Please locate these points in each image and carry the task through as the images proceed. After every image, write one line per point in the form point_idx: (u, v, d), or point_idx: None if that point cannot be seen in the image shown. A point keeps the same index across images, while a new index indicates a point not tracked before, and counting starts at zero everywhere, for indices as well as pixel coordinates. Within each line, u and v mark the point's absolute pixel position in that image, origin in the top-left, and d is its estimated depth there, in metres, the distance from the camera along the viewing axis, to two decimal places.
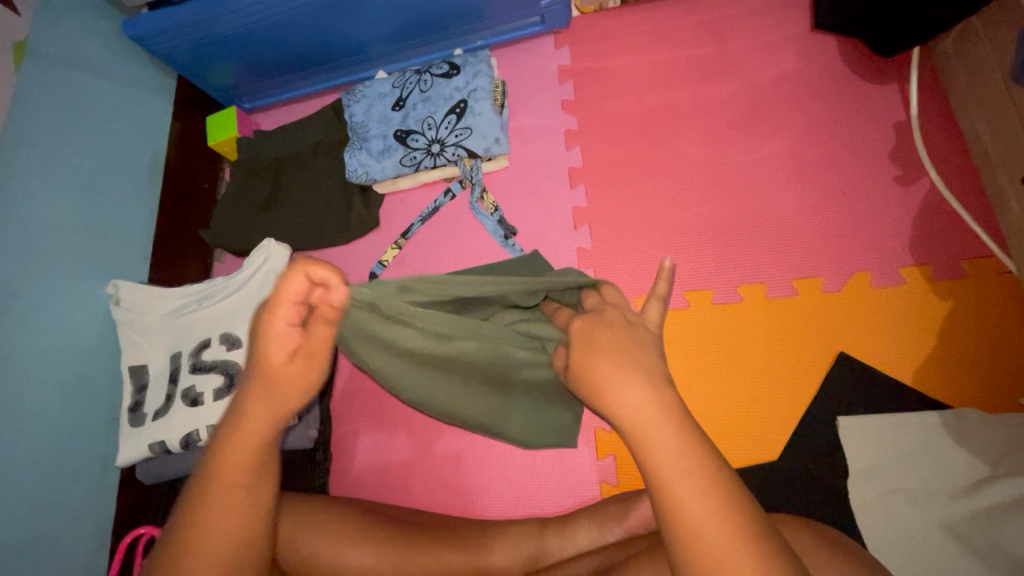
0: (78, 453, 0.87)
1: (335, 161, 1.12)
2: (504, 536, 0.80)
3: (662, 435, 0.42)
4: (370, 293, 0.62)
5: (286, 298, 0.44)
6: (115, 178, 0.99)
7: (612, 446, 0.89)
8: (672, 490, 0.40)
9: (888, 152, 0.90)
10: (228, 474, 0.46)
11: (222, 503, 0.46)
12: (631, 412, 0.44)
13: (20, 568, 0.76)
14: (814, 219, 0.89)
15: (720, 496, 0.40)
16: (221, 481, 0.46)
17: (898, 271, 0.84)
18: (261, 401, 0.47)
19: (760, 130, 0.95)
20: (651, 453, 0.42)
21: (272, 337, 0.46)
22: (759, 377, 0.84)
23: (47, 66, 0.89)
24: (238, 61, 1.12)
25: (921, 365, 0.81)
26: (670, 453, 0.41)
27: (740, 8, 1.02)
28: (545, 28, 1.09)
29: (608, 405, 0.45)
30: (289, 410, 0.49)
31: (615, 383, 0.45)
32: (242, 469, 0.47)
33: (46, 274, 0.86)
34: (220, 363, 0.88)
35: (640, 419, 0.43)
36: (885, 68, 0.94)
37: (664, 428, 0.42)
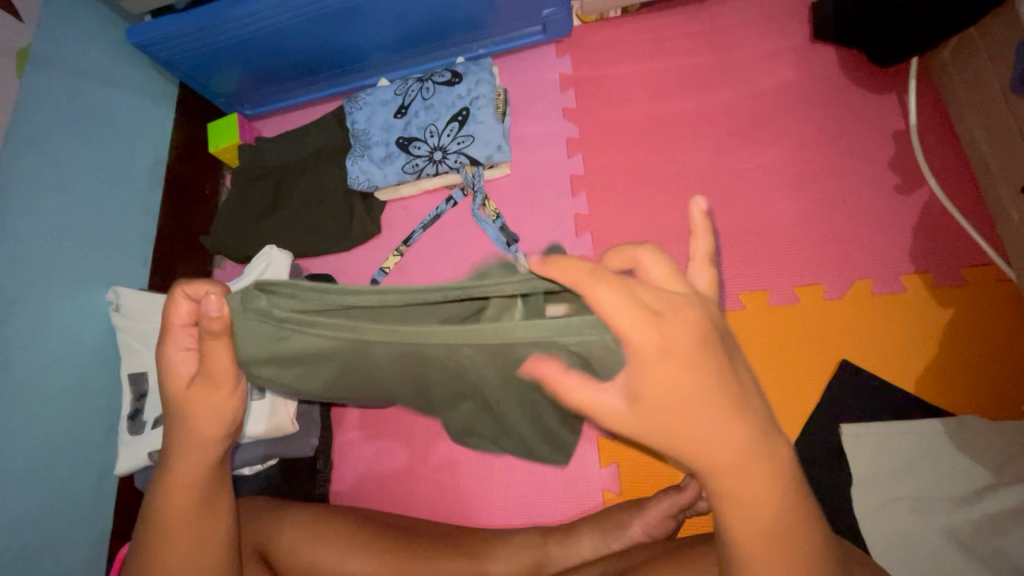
0: (76, 462, 0.86)
1: (337, 168, 1.12)
2: (507, 545, 0.79)
3: (742, 481, 0.41)
4: (241, 300, 0.50)
5: (177, 324, 0.52)
6: (115, 185, 0.99)
7: (614, 454, 0.88)
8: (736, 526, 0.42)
9: (888, 161, 0.90)
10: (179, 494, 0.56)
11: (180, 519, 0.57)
12: (715, 464, 0.40)
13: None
14: (815, 226, 0.89)
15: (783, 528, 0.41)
16: (172, 496, 0.56)
17: (899, 279, 0.85)
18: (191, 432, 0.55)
19: (760, 138, 0.96)
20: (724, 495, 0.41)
21: (174, 365, 0.53)
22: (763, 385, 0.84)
23: (50, 73, 0.89)
24: (240, 68, 1.12)
25: (923, 372, 0.81)
26: (746, 493, 0.41)
27: (739, 18, 1.03)
28: (547, 37, 1.10)
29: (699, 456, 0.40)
30: (216, 436, 0.55)
31: (700, 435, 0.39)
32: (189, 483, 0.56)
33: (45, 281, 0.85)
34: None
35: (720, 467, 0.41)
36: (883, 78, 0.95)
37: (749, 476, 0.41)
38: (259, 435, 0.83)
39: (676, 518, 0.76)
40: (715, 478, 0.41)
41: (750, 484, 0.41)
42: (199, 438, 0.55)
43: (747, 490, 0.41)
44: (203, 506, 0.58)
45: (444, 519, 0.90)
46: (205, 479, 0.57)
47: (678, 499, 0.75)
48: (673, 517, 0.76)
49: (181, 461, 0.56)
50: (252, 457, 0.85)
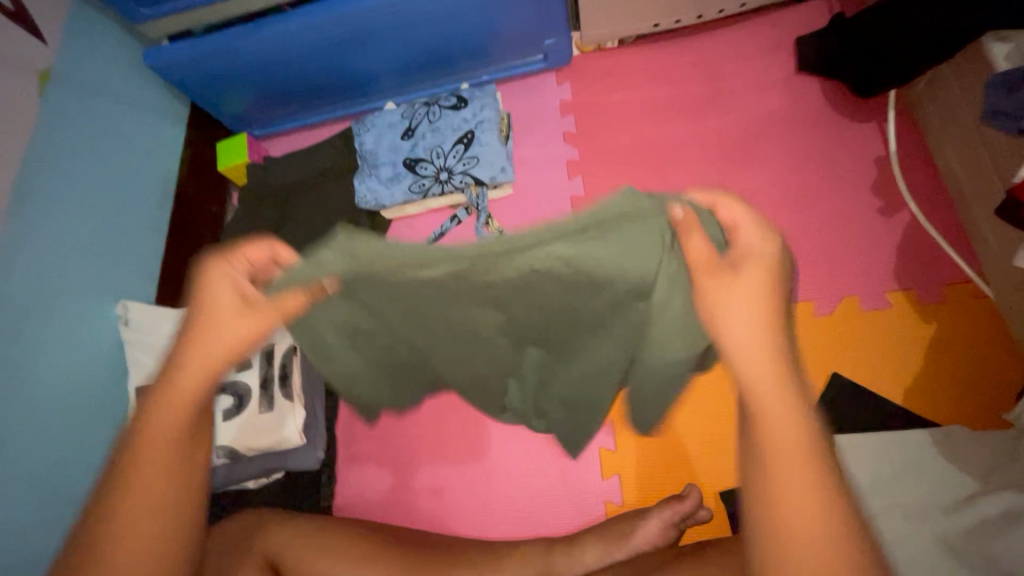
0: (80, 476, 0.86)
1: (345, 188, 1.15)
2: (510, 556, 0.80)
3: (782, 408, 0.43)
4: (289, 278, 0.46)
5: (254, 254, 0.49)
6: (128, 200, 1.01)
7: (616, 466, 0.90)
8: (771, 468, 0.42)
9: (871, 185, 0.96)
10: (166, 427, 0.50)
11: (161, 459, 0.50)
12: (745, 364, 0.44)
13: None
14: (805, 246, 0.94)
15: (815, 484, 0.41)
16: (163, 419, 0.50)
17: (885, 296, 0.89)
18: (204, 349, 0.50)
19: (750, 163, 1.01)
20: (765, 420, 0.43)
21: (228, 285, 0.50)
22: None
23: (69, 93, 0.93)
24: (251, 91, 1.16)
25: (909, 384, 0.85)
26: (782, 427, 0.42)
27: (730, 50, 1.09)
28: (547, 65, 1.16)
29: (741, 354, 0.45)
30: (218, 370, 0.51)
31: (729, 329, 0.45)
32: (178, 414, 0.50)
33: (58, 292, 0.87)
34: (231, 383, 0.89)
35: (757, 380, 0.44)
36: (865, 107, 1.01)
37: (786, 402, 0.43)
38: (267, 447, 0.85)
39: (677, 527, 0.78)
40: (762, 412, 0.43)
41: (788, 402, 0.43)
42: (206, 366, 0.50)
43: (783, 421, 0.42)
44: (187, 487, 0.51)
45: (449, 532, 0.90)
46: (181, 449, 0.51)
47: (679, 508, 0.77)
48: (674, 527, 0.77)
49: (168, 401, 0.50)
50: (259, 468, 0.86)
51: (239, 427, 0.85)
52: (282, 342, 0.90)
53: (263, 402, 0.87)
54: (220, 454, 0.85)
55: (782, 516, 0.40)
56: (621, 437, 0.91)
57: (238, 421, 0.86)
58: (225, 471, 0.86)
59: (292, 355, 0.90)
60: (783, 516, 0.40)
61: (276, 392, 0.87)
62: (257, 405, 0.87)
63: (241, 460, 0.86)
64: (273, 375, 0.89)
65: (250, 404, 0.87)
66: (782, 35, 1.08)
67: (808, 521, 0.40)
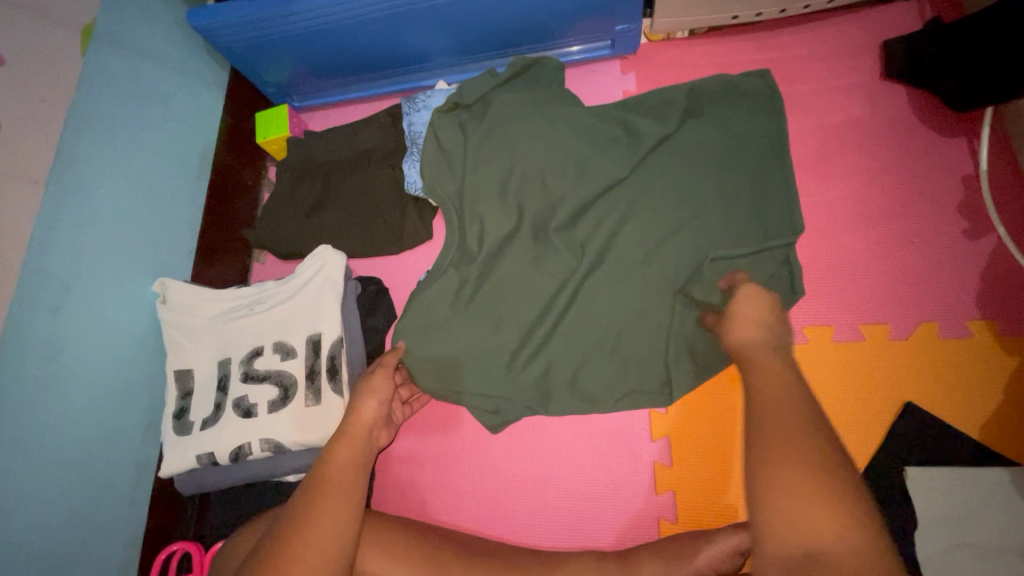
0: (118, 459, 0.84)
1: (389, 170, 1.09)
2: (562, 570, 0.78)
3: (796, 490, 0.51)
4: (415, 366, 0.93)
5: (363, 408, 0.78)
6: (166, 171, 0.96)
7: (671, 482, 0.87)
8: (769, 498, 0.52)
9: (956, 205, 0.91)
10: (339, 474, 0.72)
11: (336, 493, 0.70)
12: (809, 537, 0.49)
13: None
14: (883, 266, 0.90)
15: (831, 492, 0.50)
16: (328, 477, 0.72)
17: (966, 324, 0.85)
18: (349, 440, 0.76)
19: (828, 172, 0.97)
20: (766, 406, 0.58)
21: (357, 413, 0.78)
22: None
23: (111, 51, 0.87)
24: (297, 62, 1.09)
25: (990, 418, 0.81)
26: (797, 487, 0.51)
27: (809, 50, 1.04)
28: (614, 52, 1.10)
29: (816, 535, 0.48)
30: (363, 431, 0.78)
31: (799, 522, 0.50)
32: (346, 462, 0.74)
33: (95, 270, 0.83)
34: (275, 373, 0.85)
35: (807, 505, 0.50)
36: (955, 121, 0.95)
37: (817, 516, 0.49)
38: (312, 442, 0.82)
39: (743, 555, 0.75)
40: (767, 502, 0.52)
41: (804, 501, 0.50)
42: (361, 439, 0.76)
43: (790, 516, 0.50)
44: (357, 467, 0.74)
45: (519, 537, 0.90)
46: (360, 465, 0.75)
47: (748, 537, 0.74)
48: (740, 555, 0.74)
49: (342, 460, 0.74)
50: (304, 463, 0.83)
51: (285, 420, 0.82)
52: (330, 333, 0.86)
53: (308, 394, 0.84)
54: (263, 447, 0.82)
55: (806, 534, 0.49)
56: (677, 453, 0.89)
57: (283, 414, 0.83)
58: (266, 464, 0.84)
59: (340, 347, 0.86)
60: (805, 527, 0.49)
61: (323, 384, 0.84)
62: (303, 397, 0.83)
63: (284, 454, 0.83)
64: (319, 367, 0.85)
65: (296, 395, 0.84)
66: (867, 36, 1.02)
67: (799, 490, 0.51)
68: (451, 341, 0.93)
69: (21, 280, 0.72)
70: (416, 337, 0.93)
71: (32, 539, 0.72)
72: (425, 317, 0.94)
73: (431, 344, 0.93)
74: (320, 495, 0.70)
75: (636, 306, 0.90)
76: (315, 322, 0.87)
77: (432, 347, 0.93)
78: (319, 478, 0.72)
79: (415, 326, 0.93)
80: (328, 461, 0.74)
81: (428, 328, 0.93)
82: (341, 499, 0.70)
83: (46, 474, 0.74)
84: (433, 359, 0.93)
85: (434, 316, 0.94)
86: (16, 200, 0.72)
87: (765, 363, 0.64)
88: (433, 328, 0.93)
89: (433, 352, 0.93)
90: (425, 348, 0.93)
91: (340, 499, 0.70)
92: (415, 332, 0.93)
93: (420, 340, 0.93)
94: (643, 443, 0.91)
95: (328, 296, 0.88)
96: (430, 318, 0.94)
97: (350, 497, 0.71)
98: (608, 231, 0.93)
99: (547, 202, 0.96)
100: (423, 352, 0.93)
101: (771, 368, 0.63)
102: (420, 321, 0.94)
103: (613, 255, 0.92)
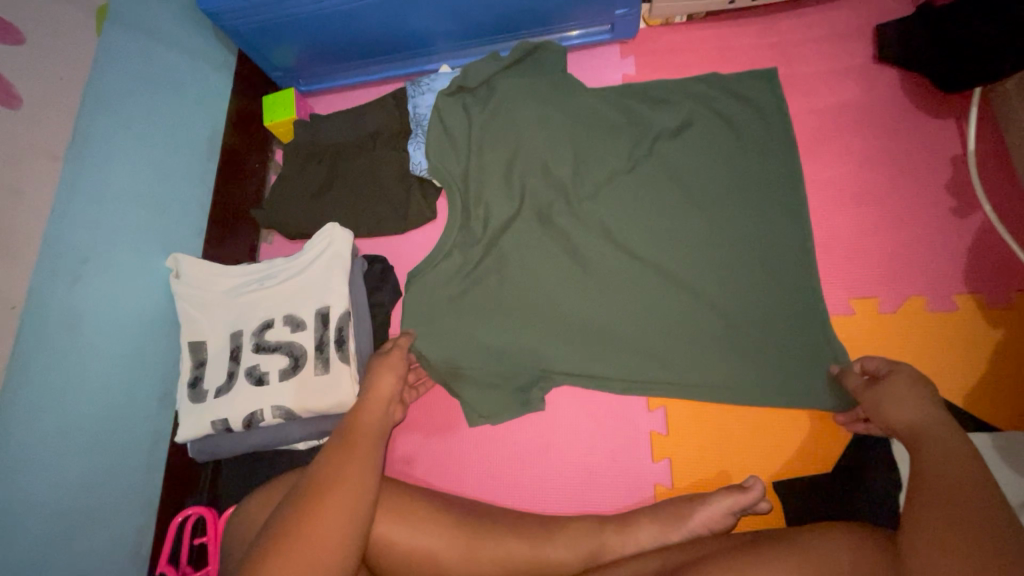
0: (134, 426, 0.87)
1: (395, 151, 1.11)
2: (563, 530, 0.82)
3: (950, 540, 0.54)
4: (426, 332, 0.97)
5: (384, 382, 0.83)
6: (177, 150, 0.98)
7: (667, 450, 0.91)
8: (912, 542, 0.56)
9: (945, 183, 0.93)
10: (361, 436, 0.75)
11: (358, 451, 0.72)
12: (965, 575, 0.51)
13: (58, 544, 0.75)
14: (873, 242, 0.93)
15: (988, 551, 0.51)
16: (349, 438, 0.74)
17: (953, 298, 0.88)
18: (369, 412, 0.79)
19: (821, 152, 0.99)
20: (932, 469, 0.62)
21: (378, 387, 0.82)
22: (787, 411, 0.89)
23: (125, 33, 0.89)
24: (304, 46, 1.11)
25: (975, 387, 0.85)
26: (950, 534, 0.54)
27: (803, 35, 1.06)
28: (613, 37, 1.12)
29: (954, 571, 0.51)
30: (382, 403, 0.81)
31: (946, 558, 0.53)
32: (368, 426, 0.77)
33: (111, 244, 0.86)
34: (285, 344, 0.88)
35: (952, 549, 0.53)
36: (944, 103, 0.98)
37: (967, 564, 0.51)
38: (322, 409, 0.85)
39: (734, 516, 0.79)
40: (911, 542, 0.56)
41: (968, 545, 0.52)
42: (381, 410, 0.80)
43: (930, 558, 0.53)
44: (376, 431, 0.76)
45: (522, 504, 0.93)
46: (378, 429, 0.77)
47: (740, 498, 0.78)
48: (731, 515, 0.78)
49: (363, 425, 0.77)
50: (313, 429, 0.87)
51: (295, 389, 0.86)
52: (338, 305, 0.89)
53: (317, 364, 0.87)
54: (275, 413, 0.85)
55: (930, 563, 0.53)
56: (674, 422, 0.92)
57: (293, 382, 0.86)
58: (278, 431, 0.87)
59: (348, 319, 0.89)
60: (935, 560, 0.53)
61: (331, 354, 0.87)
62: (312, 366, 0.87)
63: (295, 421, 0.87)
64: (327, 338, 0.88)
65: (305, 365, 0.87)
66: (859, 21, 1.05)
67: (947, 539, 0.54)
68: (455, 311, 0.97)
69: (43, 249, 0.75)
70: (428, 306, 0.98)
71: (55, 499, 0.75)
72: (433, 287, 0.98)
73: (440, 313, 0.97)
74: (340, 452, 0.72)
75: (637, 282, 0.93)
76: (323, 296, 0.90)
77: (436, 317, 0.97)
78: (340, 440, 0.74)
79: (425, 293, 0.98)
80: (350, 425, 0.77)
81: (434, 298, 0.98)
82: (364, 455, 0.72)
83: (67, 437, 0.77)
84: (439, 326, 0.97)
85: (438, 289, 0.98)
86: (36, 174, 0.75)
87: (941, 429, 0.66)
88: (439, 298, 0.98)
89: (438, 318, 0.97)
90: (430, 318, 0.97)
91: (362, 455, 0.72)
92: (423, 300, 0.98)
93: (430, 309, 0.97)
94: (641, 414, 0.94)
95: (336, 270, 0.90)
96: (436, 290, 0.98)
97: (371, 454, 0.73)
98: (608, 210, 0.96)
99: (550, 182, 0.99)
100: (432, 320, 0.97)
101: (948, 441, 0.64)
102: (431, 291, 0.98)
103: (615, 235, 0.95)
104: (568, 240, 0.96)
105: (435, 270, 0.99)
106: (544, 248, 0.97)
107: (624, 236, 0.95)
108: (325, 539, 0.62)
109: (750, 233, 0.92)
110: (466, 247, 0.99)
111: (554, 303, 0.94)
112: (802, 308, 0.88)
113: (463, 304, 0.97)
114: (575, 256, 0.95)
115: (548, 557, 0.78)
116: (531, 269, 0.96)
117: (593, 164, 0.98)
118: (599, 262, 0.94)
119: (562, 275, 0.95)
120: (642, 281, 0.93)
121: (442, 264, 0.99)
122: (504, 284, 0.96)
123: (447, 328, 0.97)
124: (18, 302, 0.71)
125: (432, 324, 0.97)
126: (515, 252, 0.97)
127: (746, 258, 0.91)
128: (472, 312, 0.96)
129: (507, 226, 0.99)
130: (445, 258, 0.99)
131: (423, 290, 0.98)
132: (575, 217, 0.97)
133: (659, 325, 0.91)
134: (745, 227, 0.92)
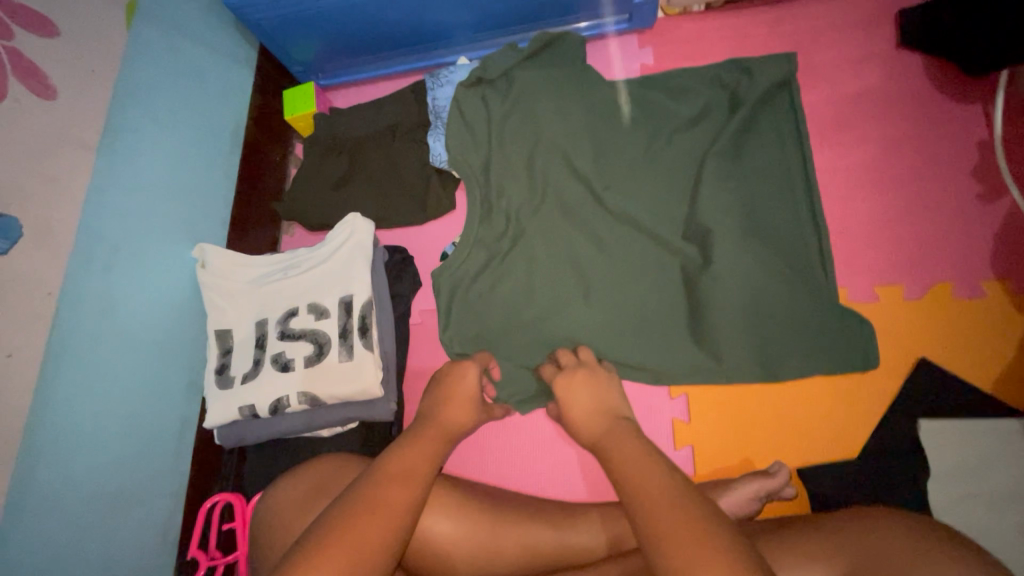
0: (163, 413, 0.89)
1: (414, 144, 1.12)
2: (587, 517, 0.83)
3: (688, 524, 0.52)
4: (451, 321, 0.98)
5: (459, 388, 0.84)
6: (202, 142, 1.00)
7: (690, 438, 0.91)
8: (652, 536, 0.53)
9: (971, 169, 0.92)
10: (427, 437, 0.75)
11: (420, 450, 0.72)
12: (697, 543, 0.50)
13: (92, 526, 0.77)
14: (898, 229, 0.92)
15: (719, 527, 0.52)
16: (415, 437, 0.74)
17: (981, 284, 0.87)
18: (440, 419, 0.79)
19: (843, 139, 0.99)
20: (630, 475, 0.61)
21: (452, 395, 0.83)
22: (809, 397, 0.88)
23: (153, 28, 0.91)
24: (324, 40, 1.13)
25: (1003, 373, 0.84)
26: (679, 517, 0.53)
27: (824, 22, 1.05)
28: (631, 26, 1.12)
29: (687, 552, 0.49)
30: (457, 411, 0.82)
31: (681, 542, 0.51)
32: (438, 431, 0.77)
33: (140, 235, 0.87)
34: (311, 331, 0.89)
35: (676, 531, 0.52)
36: (969, 88, 0.96)
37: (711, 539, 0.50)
38: (347, 396, 0.86)
39: (759, 501, 0.78)
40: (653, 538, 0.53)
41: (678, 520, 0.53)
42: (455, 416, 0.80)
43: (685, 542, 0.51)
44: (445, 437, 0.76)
45: (544, 490, 0.94)
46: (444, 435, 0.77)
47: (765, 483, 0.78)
48: (757, 500, 0.78)
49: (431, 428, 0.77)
50: (338, 415, 0.88)
51: (320, 376, 0.87)
52: (362, 294, 0.90)
53: (342, 351, 0.88)
54: (301, 399, 0.86)
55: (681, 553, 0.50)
56: (696, 410, 0.92)
57: (319, 369, 0.87)
58: (304, 417, 0.88)
59: (371, 307, 0.90)
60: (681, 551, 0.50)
61: (355, 341, 0.88)
62: (337, 353, 0.88)
63: (321, 408, 0.88)
64: (351, 326, 0.89)
65: (330, 352, 0.88)
66: (881, 7, 1.04)
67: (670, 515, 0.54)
68: (478, 300, 0.98)
69: (76, 238, 0.77)
70: (456, 296, 0.99)
71: (89, 481, 0.77)
72: (459, 277, 0.99)
73: (466, 302, 0.99)
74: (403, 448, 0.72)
75: (655, 270, 0.93)
76: (347, 285, 0.91)
77: (460, 306, 0.99)
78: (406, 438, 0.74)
79: (450, 283, 0.99)
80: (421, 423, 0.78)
81: (458, 287, 0.99)
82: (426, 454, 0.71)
83: (99, 422, 0.79)
84: (464, 314, 0.98)
85: (461, 278, 0.99)
86: (69, 163, 0.76)
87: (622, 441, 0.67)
88: (462, 287, 0.99)
89: (462, 307, 0.98)
90: (455, 307, 0.99)
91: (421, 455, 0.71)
92: (448, 288, 0.99)
93: (458, 299, 0.99)
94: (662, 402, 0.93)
95: (360, 260, 0.91)
96: (458, 279, 0.99)
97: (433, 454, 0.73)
98: (627, 198, 0.96)
99: (568, 171, 0.99)
100: (456, 308, 0.99)
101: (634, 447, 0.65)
102: (457, 281, 0.99)
103: (632, 223, 0.95)
104: (587, 229, 0.97)
105: (463, 262, 1.00)
106: (563, 237, 0.97)
107: (643, 223, 0.94)
108: (371, 540, 0.59)
109: (767, 220, 0.92)
110: (486, 237, 1.00)
111: (574, 292, 0.95)
112: (824, 296, 0.88)
113: (487, 293, 0.98)
114: (594, 246, 0.96)
115: (572, 542, 0.79)
116: (552, 258, 0.97)
117: (611, 153, 0.98)
118: (618, 251, 0.95)
119: (582, 263, 0.96)
120: (661, 270, 0.93)
121: (466, 255, 1.00)
122: (524, 274, 0.97)
123: (470, 317, 0.98)
124: (54, 287, 0.73)
125: (457, 313, 0.98)
126: (535, 242, 0.98)
127: (766, 245, 0.90)
128: (495, 301, 0.97)
129: (526, 216, 0.99)
130: (470, 248, 1.00)
131: (449, 279, 0.99)
132: (594, 206, 0.97)
133: (678, 312, 0.91)
134: (764, 214, 0.92)
